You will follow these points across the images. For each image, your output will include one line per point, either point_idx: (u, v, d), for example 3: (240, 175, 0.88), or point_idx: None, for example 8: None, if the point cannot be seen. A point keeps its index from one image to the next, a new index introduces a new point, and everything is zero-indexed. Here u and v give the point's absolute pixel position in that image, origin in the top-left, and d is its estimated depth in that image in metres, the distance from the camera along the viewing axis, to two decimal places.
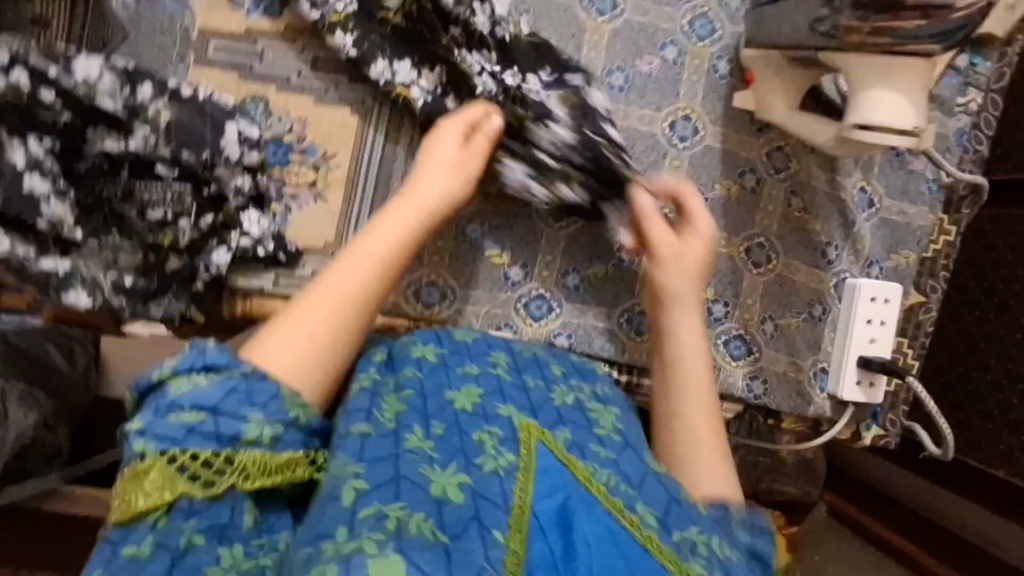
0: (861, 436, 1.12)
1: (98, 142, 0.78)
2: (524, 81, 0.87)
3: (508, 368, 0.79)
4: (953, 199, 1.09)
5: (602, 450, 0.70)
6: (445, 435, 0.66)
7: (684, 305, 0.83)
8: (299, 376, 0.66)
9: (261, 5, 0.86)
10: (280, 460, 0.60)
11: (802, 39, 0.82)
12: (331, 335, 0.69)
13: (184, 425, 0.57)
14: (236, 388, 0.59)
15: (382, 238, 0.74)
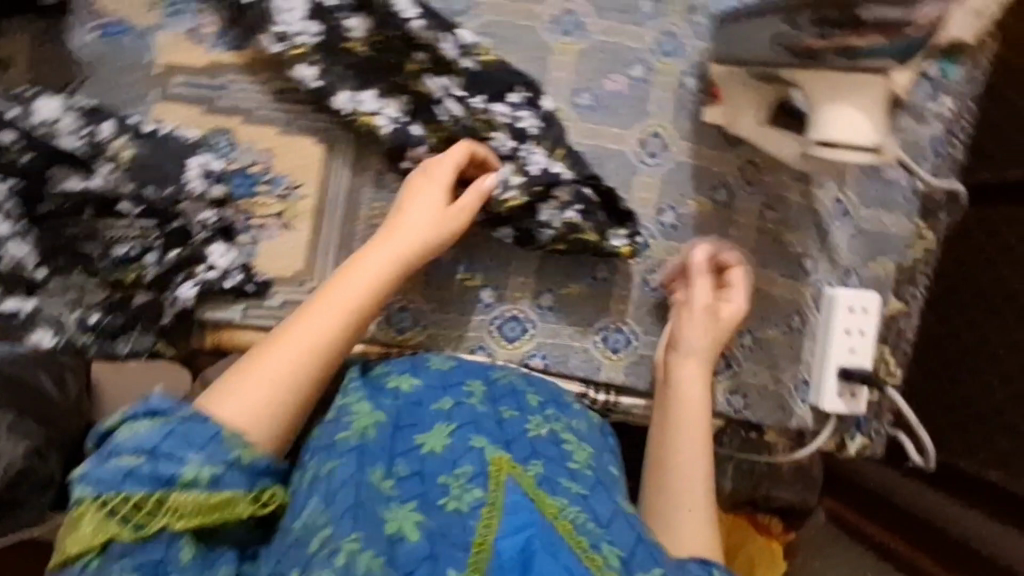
0: (846, 447, 1.12)
1: (60, 181, 0.78)
2: (491, 104, 0.87)
3: (483, 398, 0.76)
4: (930, 206, 1.09)
5: (569, 484, 0.68)
6: (410, 474, 0.66)
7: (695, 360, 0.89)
8: (258, 428, 0.65)
9: (223, 39, 0.86)
10: (219, 500, 0.59)
11: (766, 56, 0.82)
12: (297, 386, 0.68)
13: (121, 469, 0.57)
14: (175, 430, 0.59)
15: (354, 286, 0.74)
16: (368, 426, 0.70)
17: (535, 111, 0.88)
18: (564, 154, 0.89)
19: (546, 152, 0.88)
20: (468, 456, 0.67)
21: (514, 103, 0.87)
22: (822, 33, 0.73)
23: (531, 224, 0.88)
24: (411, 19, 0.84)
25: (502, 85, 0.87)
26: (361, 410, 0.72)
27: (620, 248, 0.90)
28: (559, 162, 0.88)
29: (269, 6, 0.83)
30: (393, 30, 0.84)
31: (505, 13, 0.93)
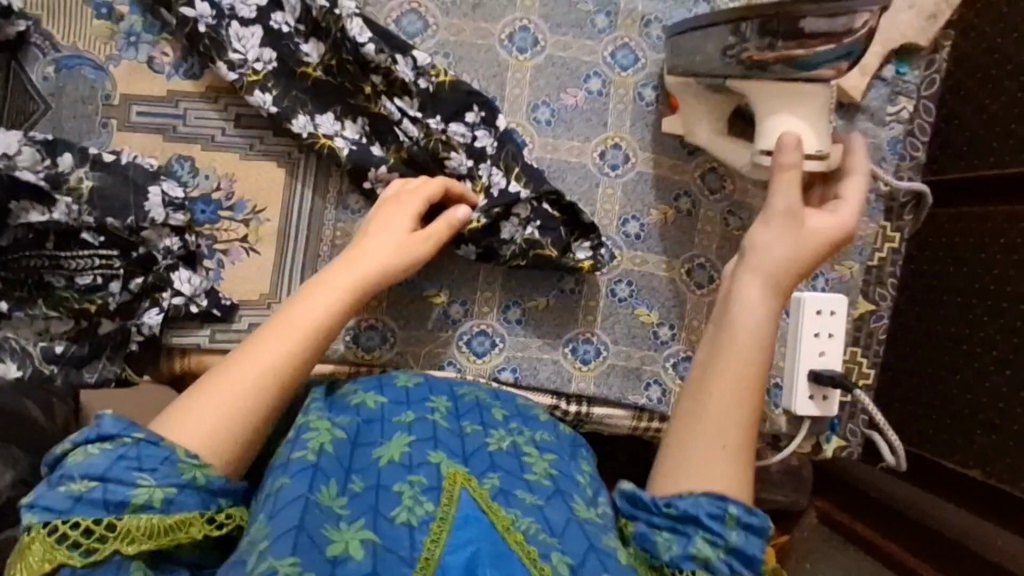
0: (822, 449, 1.12)
1: (23, 214, 0.78)
2: (447, 124, 0.88)
3: (446, 414, 0.79)
4: (894, 207, 1.10)
5: (526, 496, 0.69)
6: (363, 489, 0.67)
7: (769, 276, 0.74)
8: (214, 452, 0.65)
9: (180, 68, 0.87)
10: (172, 521, 0.60)
11: (715, 67, 0.83)
12: (246, 416, 0.68)
13: (72, 496, 0.59)
14: (125, 455, 0.61)
15: (315, 308, 0.73)
16: (326, 441, 0.72)
17: (491, 130, 0.89)
18: (521, 174, 0.89)
19: (504, 170, 0.89)
20: (424, 467, 0.69)
21: (471, 123, 0.89)
22: (768, 43, 0.75)
23: (494, 242, 0.90)
24: (365, 44, 0.84)
25: (459, 104, 0.88)
26: (319, 427, 0.73)
27: (579, 263, 0.92)
28: (516, 183, 0.89)
29: (223, 34, 0.83)
30: (347, 53, 0.85)
31: (459, 33, 0.94)
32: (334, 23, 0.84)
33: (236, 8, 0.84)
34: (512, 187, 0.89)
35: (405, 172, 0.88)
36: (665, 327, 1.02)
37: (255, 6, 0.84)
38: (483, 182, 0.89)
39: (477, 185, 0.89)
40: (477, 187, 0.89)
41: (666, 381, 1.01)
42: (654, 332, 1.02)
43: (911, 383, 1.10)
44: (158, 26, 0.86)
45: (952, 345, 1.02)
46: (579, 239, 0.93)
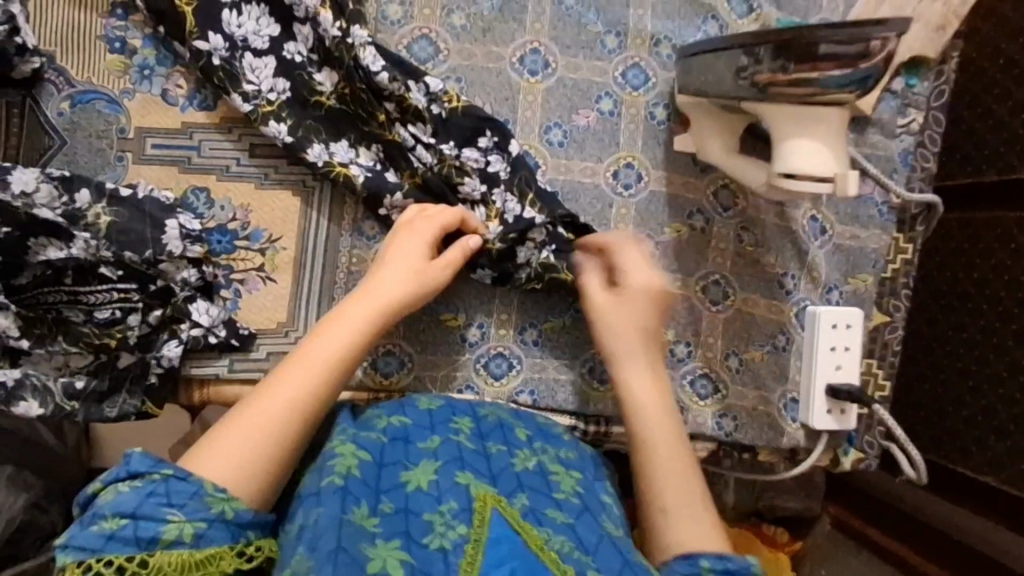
0: (840, 462, 1.10)
1: (40, 251, 0.78)
2: (461, 150, 0.88)
3: (470, 434, 0.80)
4: (905, 218, 1.08)
5: (554, 514, 0.70)
6: (393, 511, 0.67)
7: (633, 357, 0.84)
8: (241, 487, 0.66)
9: (194, 100, 0.87)
10: (202, 555, 0.60)
11: (727, 90, 0.83)
12: (275, 450, 0.69)
13: (103, 534, 0.59)
14: (155, 491, 0.62)
15: (333, 346, 0.74)
16: (353, 465, 0.71)
17: (503, 154, 0.89)
18: (534, 199, 0.90)
19: (520, 199, 0.89)
20: (452, 490, 0.70)
21: (483, 148, 0.89)
22: (781, 64, 0.75)
23: (509, 266, 0.90)
24: (379, 73, 0.84)
25: (470, 130, 0.88)
26: (345, 452, 0.73)
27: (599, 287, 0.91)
28: (531, 209, 0.89)
29: (237, 66, 0.83)
30: (359, 81, 0.85)
31: (471, 57, 0.94)
32: (347, 52, 0.84)
33: (249, 39, 0.84)
34: (528, 212, 0.89)
35: (418, 197, 0.88)
36: (681, 344, 1.03)
37: (268, 37, 0.84)
38: (496, 207, 0.89)
39: (491, 211, 0.89)
40: (490, 212, 0.89)
41: (683, 399, 1.02)
42: (671, 349, 1.02)
43: None
44: (172, 58, 0.86)
45: None
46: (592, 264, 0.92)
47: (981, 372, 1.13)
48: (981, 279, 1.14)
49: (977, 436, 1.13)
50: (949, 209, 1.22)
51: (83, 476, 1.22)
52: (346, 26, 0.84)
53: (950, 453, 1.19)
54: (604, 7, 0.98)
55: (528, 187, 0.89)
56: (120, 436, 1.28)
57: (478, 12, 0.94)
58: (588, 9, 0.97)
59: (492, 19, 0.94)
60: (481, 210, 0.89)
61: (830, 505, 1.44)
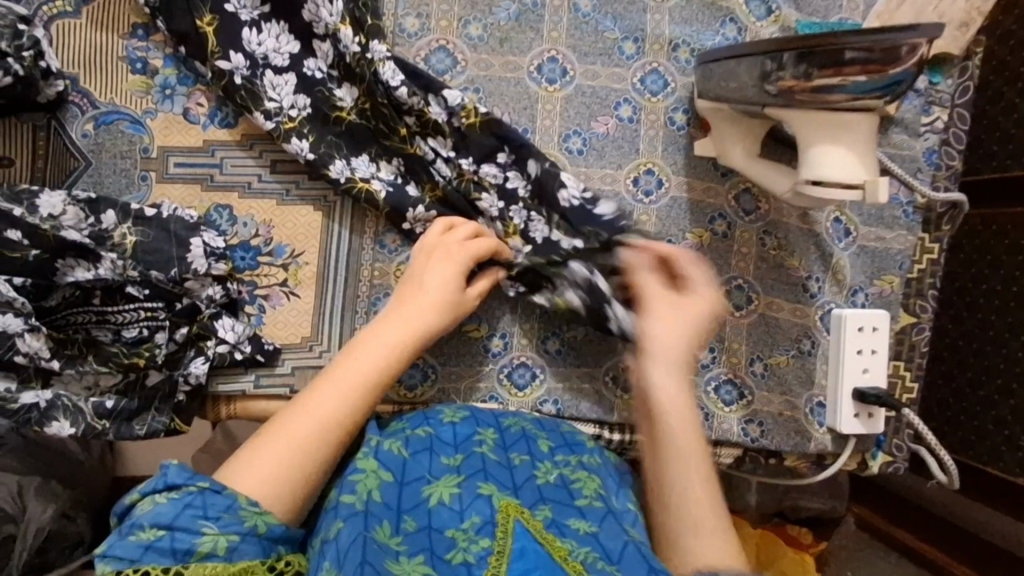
0: (868, 466, 1.09)
1: (69, 273, 0.79)
2: (479, 166, 0.89)
3: (494, 445, 0.80)
4: (931, 218, 1.07)
5: (579, 525, 0.70)
6: (416, 530, 0.68)
7: (674, 365, 0.76)
8: (277, 500, 0.66)
9: (214, 117, 0.87)
10: (236, 567, 0.58)
11: (750, 95, 0.82)
12: (308, 467, 0.69)
13: (141, 544, 0.58)
14: (191, 503, 0.61)
15: (371, 364, 0.75)
16: (374, 486, 0.72)
17: (522, 171, 0.89)
18: (562, 221, 0.89)
19: (545, 220, 0.89)
20: (474, 505, 0.70)
21: (502, 163, 0.89)
22: (805, 71, 0.74)
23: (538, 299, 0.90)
24: (398, 87, 0.84)
25: (489, 147, 0.88)
26: (368, 469, 0.73)
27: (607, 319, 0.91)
28: (556, 232, 0.89)
29: (258, 83, 0.84)
30: (380, 96, 0.86)
31: (489, 67, 0.94)
32: (368, 67, 0.85)
33: (269, 56, 0.84)
34: (556, 237, 0.89)
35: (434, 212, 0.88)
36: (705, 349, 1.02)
37: (288, 53, 0.85)
38: (515, 223, 0.90)
39: (509, 227, 0.90)
40: (510, 229, 0.89)
41: (709, 405, 1.01)
42: None
43: None
44: (193, 77, 0.86)
45: None
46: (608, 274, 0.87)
47: (1010, 371, 1.11)
48: (1009, 275, 1.12)
49: (1007, 436, 1.10)
50: (975, 206, 1.20)
51: (111, 486, 1.24)
52: (364, 41, 0.84)
53: (980, 454, 1.15)
54: (621, 13, 0.97)
55: (555, 208, 0.89)
56: (149, 447, 1.29)
57: (496, 22, 0.94)
58: (605, 16, 0.96)
59: (510, 30, 0.94)
60: (499, 226, 0.90)
61: (853, 504, 1.44)
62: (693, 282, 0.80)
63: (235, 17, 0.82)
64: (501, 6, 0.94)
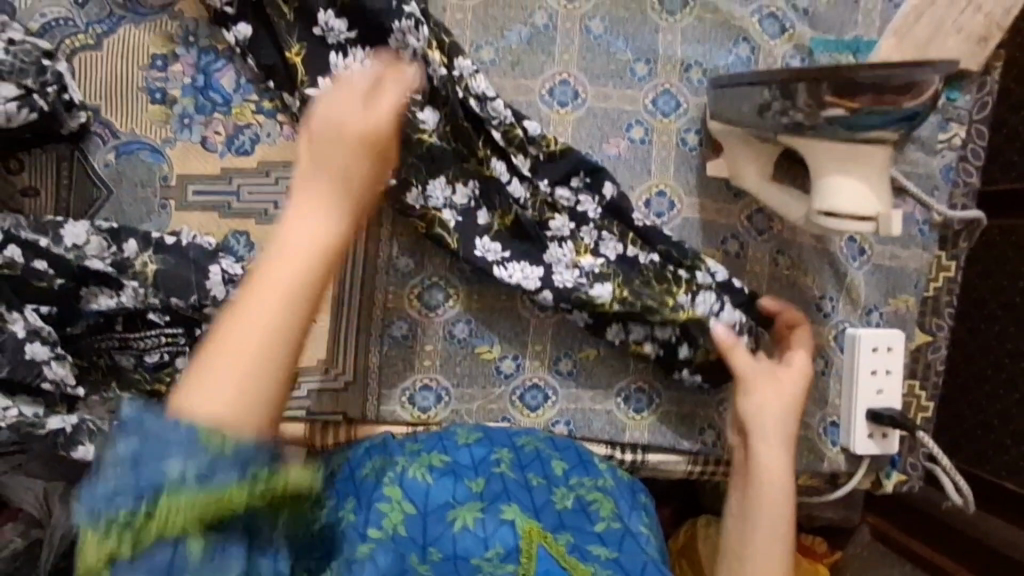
0: (883, 485, 1.08)
1: (93, 301, 0.82)
2: (555, 188, 0.91)
3: (511, 465, 0.83)
4: (948, 235, 1.06)
5: (600, 550, 0.74)
6: (443, 559, 0.70)
7: (768, 437, 0.87)
8: (254, 415, 0.48)
9: (232, 145, 0.89)
10: (217, 489, 0.46)
11: (758, 123, 0.83)
12: (268, 371, 0.48)
13: (100, 489, 0.46)
14: (146, 437, 0.46)
15: (304, 218, 0.52)
16: (399, 521, 0.74)
17: (595, 195, 0.92)
18: (635, 238, 0.93)
19: (616, 238, 0.92)
20: (499, 533, 0.72)
21: (574, 188, 0.92)
22: (818, 99, 0.74)
23: (607, 328, 0.94)
24: (492, 99, 0.87)
25: (566, 171, 0.91)
26: (393, 499, 0.76)
27: (692, 355, 0.94)
28: (631, 246, 0.93)
29: None
30: (462, 117, 0.88)
31: (500, 91, 0.94)
32: (455, 88, 0.86)
33: None
34: (628, 253, 0.92)
35: (500, 248, 0.90)
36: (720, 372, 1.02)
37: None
38: (585, 242, 0.92)
39: (579, 247, 0.92)
40: (580, 248, 0.91)
41: (721, 425, 1.02)
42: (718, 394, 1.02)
43: None
44: (210, 106, 0.88)
45: None
46: (680, 290, 0.91)
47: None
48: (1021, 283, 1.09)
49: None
50: (992, 220, 1.18)
51: None
52: (448, 61, 0.86)
53: (997, 469, 1.14)
54: (633, 34, 0.96)
55: (627, 226, 0.93)
56: None
57: (507, 45, 0.94)
58: (617, 37, 0.96)
59: (521, 52, 0.94)
60: (570, 245, 0.91)
61: (869, 513, 1.38)
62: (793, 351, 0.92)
63: (322, 41, 0.84)
64: (512, 28, 0.94)
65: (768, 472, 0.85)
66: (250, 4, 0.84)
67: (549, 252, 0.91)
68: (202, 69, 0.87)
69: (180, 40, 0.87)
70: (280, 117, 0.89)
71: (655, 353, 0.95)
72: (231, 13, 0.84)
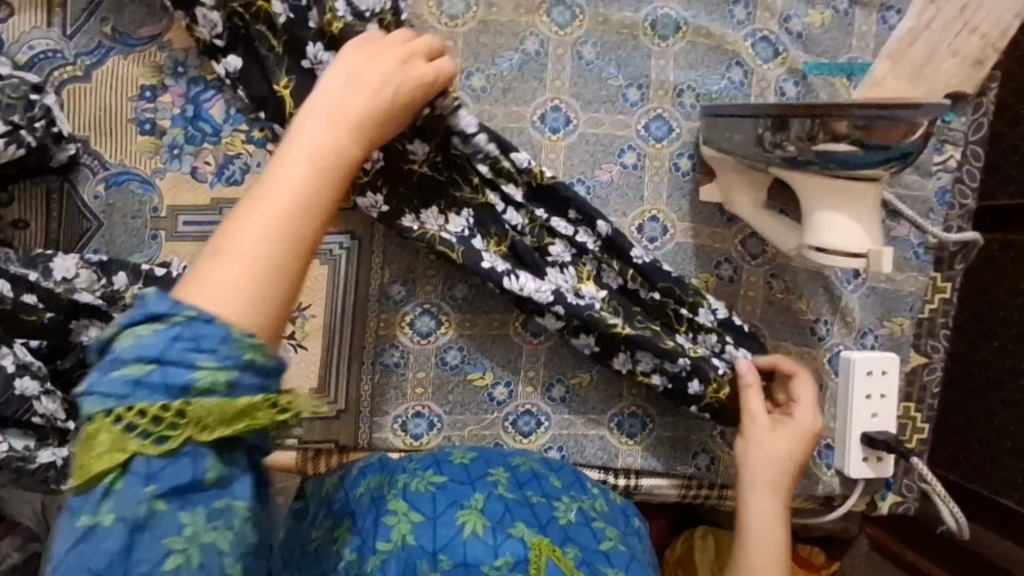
0: (877, 506, 1.09)
1: (83, 332, 0.81)
2: (552, 219, 0.91)
3: (509, 485, 0.81)
4: (944, 257, 1.05)
5: (609, 571, 0.73)
6: (453, 567, 0.69)
7: (766, 487, 0.85)
8: (266, 308, 0.47)
9: (222, 175, 0.88)
10: (238, 406, 0.46)
11: (753, 154, 0.83)
12: (284, 262, 0.48)
13: (128, 379, 0.45)
14: (179, 334, 0.45)
15: (339, 128, 0.55)
16: (407, 530, 0.73)
17: (592, 227, 0.91)
18: (636, 275, 0.92)
19: (615, 271, 0.93)
20: (508, 543, 0.72)
21: (573, 218, 0.91)
22: (811, 132, 0.74)
23: (608, 360, 0.93)
24: (475, 134, 0.86)
25: (561, 202, 0.91)
26: (399, 510, 0.75)
27: (702, 391, 0.93)
28: (632, 281, 0.92)
29: None
30: (452, 148, 0.87)
31: (492, 117, 0.93)
32: (441, 123, 0.84)
33: None
34: (628, 286, 0.93)
35: (505, 263, 0.88)
36: None
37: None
38: (586, 270, 0.92)
39: (581, 272, 0.92)
40: (581, 273, 0.91)
41: (716, 450, 1.02)
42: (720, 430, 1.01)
43: (973, 437, 1.05)
44: (201, 136, 0.88)
45: (1003, 391, 1.00)
46: (680, 328, 0.94)
47: None
48: (1015, 288, 0.99)
49: None
50: None
51: None
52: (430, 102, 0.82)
53: (995, 483, 1.01)
54: (625, 59, 0.96)
55: (626, 263, 0.92)
56: None
57: (498, 72, 0.93)
58: (609, 62, 0.96)
59: (513, 79, 0.94)
60: (571, 271, 0.91)
61: (866, 524, 1.26)
62: (797, 405, 0.91)
63: (310, 74, 0.83)
64: (503, 55, 0.93)
65: (762, 518, 0.83)
66: (239, 36, 0.84)
67: (548, 277, 0.90)
68: (192, 99, 0.87)
69: (169, 71, 0.87)
70: (271, 147, 0.89)
71: (663, 385, 0.94)
72: (221, 44, 0.84)
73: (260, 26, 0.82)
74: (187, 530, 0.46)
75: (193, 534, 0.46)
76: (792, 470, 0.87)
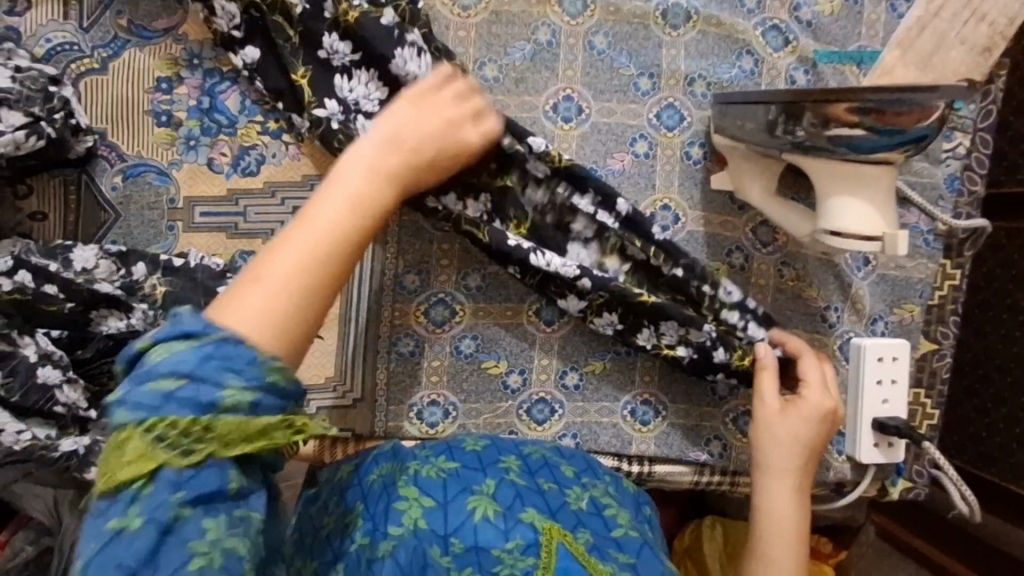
0: (888, 493, 1.09)
1: (103, 323, 0.81)
2: (573, 196, 0.92)
3: (520, 472, 0.82)
4: (953, 243, 1.06)
5: (618, 555, 0.74)
6: (464, 550, 0.70)
7: (779, 476, 0.86)
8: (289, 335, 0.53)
9: (238, 165, 0.89)
10: (260, 424, 0.50)
11: (764, 142, 0.84)
12: (307, 295, 0.55)
13: (161, 392, 0.49)
14: (211, 354, 0.50)
15: (379, 177, 0.64)
16: (418, 515, 0.74)
17: (610, 210, 0.92)
18: (659, 251, 0.93)
19: (637, 248, 0.93)
20: (519, 528, 0.72)
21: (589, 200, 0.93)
22: (821, 120, 0.75)
23: (630, 341, 0.94)
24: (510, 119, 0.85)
25: (578, 184, 0.91)
26: (410, 497, 0.75)
27: (729, 359, 0.94)
28: (654, 253, 0.92)
29: (352, 128, 0.85)
30: None
31: (505, 108, 0.94)
32: None
33: (360, 102, 0.86)
34: (651, 261, 0.93)
35: (529, 242, 0.90)
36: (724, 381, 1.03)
37: (377, 99, 0.85)
38: (611, 243, 0.93)
39: (605, 247, 0.93)
40: (605, 248, 0.93)
41: (727, 436, 1.03)
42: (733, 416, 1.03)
43: (982, 424, 1.06)
44: (216, 128, 0.88)
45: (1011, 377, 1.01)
46: (705, 308, 0.94)
47: None
48: None
49: None
50: None
51: None
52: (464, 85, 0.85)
53: (1002, 471, 1.03)
54: (637, 49, 0.97)
55: (649, 242, 0.93)
56: None
57: (511, 62, 0.94)
58: (620, 52, 0.96)
59: (525, 70, 0.94)
60: (594, 247, 0.93)
61: (872, 512, 1.26)
62: (806, 385, 0.91)
63: (327, 64, 0.85)
64: (515, 46, 0.94)
65: (778, 506, 0.85)
66: (256, 27, 0.85)
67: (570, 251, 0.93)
68: (208, 91, 0.88)
69: (184, 63, 0.87)
70: (286, 137, 0.90)
71: (689, 357, 0.94)
72: (238, 36, 0.85)
73: (276, 17, 0.83)
74: (210, 535, 0.49)
75: (216, 538, 0.49)
76: (807, 457, 0.87)
